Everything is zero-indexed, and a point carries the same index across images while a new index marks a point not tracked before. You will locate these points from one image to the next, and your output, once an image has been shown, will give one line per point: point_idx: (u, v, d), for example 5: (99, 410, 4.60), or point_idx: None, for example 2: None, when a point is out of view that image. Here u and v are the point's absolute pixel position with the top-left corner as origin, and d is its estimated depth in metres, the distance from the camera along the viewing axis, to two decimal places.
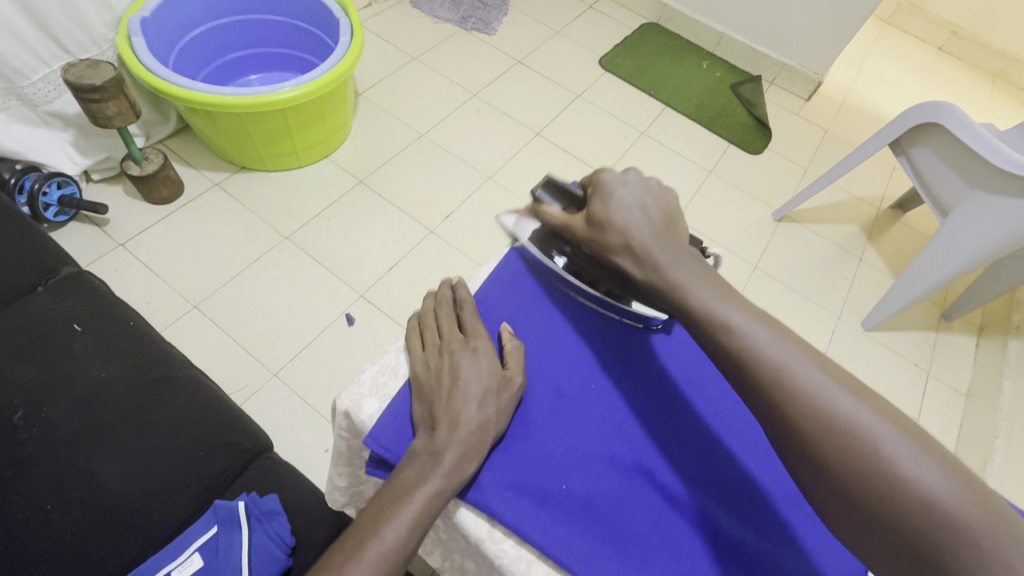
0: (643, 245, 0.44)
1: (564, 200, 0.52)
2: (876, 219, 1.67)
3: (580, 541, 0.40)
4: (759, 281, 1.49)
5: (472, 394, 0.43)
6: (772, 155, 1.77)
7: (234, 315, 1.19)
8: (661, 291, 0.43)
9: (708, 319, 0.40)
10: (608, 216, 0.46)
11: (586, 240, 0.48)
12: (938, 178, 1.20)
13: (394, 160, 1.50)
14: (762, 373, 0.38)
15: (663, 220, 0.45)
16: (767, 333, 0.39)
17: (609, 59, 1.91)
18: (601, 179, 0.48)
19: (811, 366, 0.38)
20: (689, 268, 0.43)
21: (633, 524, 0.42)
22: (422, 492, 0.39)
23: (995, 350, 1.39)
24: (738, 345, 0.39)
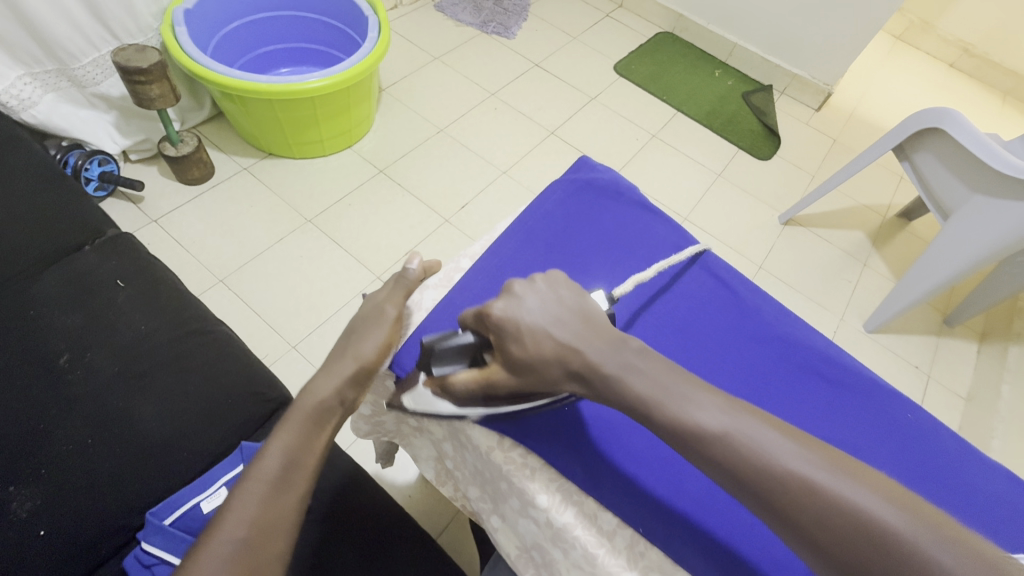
0: (587, 363, 0.38)
1: (463, 356, 0.42)
2: (882, 226, 1.70)
3: (581, 452, 0.43)
4: (763, 280, 1.52)
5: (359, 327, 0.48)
6: (781, 162, 1.81)
7: (257, 290, 1.25)
8: (628, 405, 0.36)
9: (687, 429, 0.34)
10: (532, 355, 0.38)
11: (517, 385, 0.39)
12: (940, 182, 1.24)
13: (413, 153, 1.57)
14: (762, 481, 0.32)
15: (581, 321, 0.39)
16: (757, 427, 0.34)
17: (624, 65, 1.97)
18: (498, 320, 0.39)
19: (791, 447, 0.33)
20: (645, 367, 0.37)
21: (630, 443, 0.44)
22: (290, 420, 0.42)
23: (995, 355, 1.41)
24: (732, 453, 0.33)
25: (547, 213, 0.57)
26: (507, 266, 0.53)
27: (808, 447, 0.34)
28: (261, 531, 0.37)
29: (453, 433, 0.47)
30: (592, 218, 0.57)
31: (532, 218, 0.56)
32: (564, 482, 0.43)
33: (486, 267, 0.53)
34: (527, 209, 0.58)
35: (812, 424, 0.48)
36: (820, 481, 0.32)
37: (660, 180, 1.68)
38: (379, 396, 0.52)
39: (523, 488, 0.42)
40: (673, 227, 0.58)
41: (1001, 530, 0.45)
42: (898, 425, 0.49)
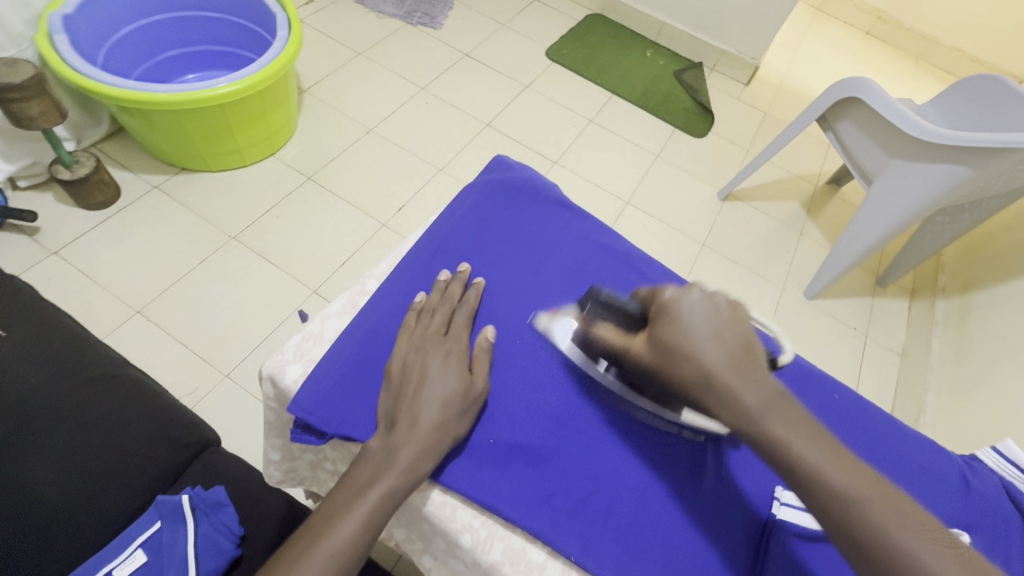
0: (728, 388, 0.35)
1: (617, 316, 0.43)
2: (815, 195, 1.75)
3: (509, 482, 0.40)
4: (707, 257, 1.54)
5: (436, 393, 0.39)
6: (716, 138, 1.83)
7: (180, 319, 1.16)
8: (758, 441, 0.35)
9: (814, 479, 0.34)
10: (680, 344, 0.36)
11: (643, 360, 0.38)
12: (862, 150, 1.27)
13: (342, 156, 1.49)
14: (874, 549, 0.32)
15: (743, 351, 0.36)
16: (882, 502, 0.33)
17: (555, 50, 1.94)
18: (666, 300, 0.39)
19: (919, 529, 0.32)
20: (786, 413, 0.35)
21: (562, 463, 0.42)
22: (380, 488, 0.35)
23: (924, 311, 1.48)
24: (850, 516, 0.33)
25: (461, 222, 0.53)
26: (417, 279, 0.48)
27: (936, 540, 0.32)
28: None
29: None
30: (507, 217, 0.54)
31: (444, 225, 0.53)
32: (490, 516, 0.40)
33: (394, 284, 0.48)
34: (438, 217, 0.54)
35: None
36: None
37: (600, 165, 1.67)
38: (287, 438, 0.47)
39: (445, 529, 0.39)
40: (594, 224, 0.56)
41: (934, 503, 0.45)
42: (828, 408, 0.49)
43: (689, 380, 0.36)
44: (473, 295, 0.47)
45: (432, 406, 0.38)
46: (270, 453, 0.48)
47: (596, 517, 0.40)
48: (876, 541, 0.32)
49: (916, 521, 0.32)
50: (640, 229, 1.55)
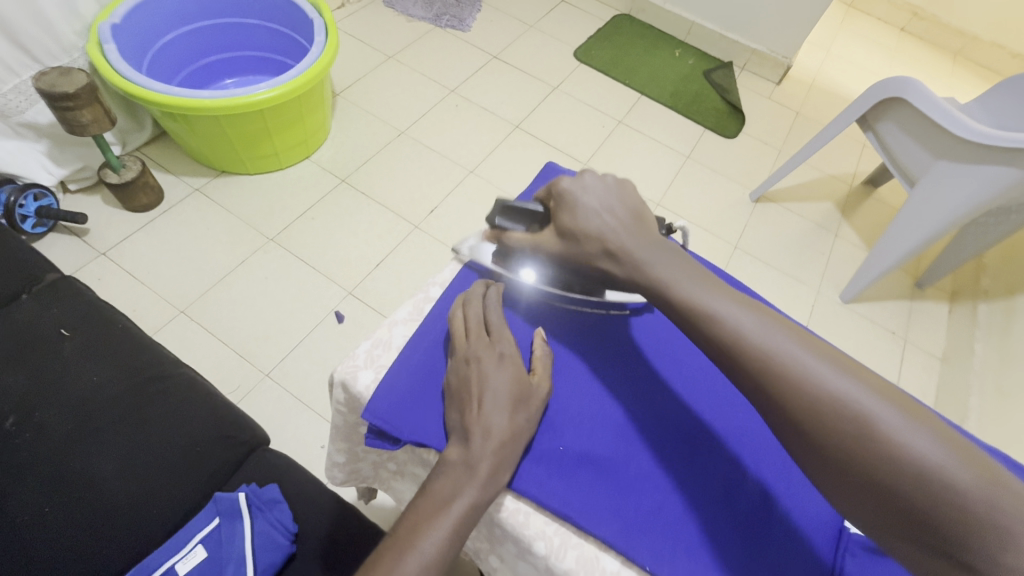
0: (622, 246, 0.43)
1: (524, 220, 0.49)
2: (849, 195, 1.72)
3: (579, 491, 0.40)
4: (739, 259, 1.52)
5: (495, 404, 0.39)
6: (747, 139, 1.81)
7: (221, 319, 1.19)
8: (647, 285, 0.42)
9: (690, 307, 0.40)
10: (581, 225, 0.44)
11: (553, 249, 0.46)
12: (904, 151, 1.25)
13: (375, 158, 1.51)
14: (754, 362, 0.37)
15: (632, 217, 0.45)
16: (753, 316, 0.39)
17: (583, 50, 1.94)
18: (561, 193, 0.46)
19: (794, 347, 0.37)
20: (665, 259, 0.42)
21: (630, 471, 0.42)
22: (459, 501, 0.36)
23: (966, 315, 1.45)
24: (724, 331, 0.38)
25: None
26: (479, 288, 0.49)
27: (809, 348, 0.37)
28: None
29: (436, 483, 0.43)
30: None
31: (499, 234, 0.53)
32: (562, 524, 0.40)
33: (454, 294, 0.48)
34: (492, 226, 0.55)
35: None
36: (813, 372, 0.36)
37: (630, 167, 1.66)
38: (354, 441, 0.47)
39: (518, 536, 0.39)
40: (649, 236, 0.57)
41: None
42: None
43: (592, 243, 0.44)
44: (494, 293, 0.46)
45: (498, 416, 0.39)
46: (335, 456, 0.49)
47: (666, 528, 0.40)
48: (757, 361, 0.37)
49: (789, 332, 0.38)
50: None
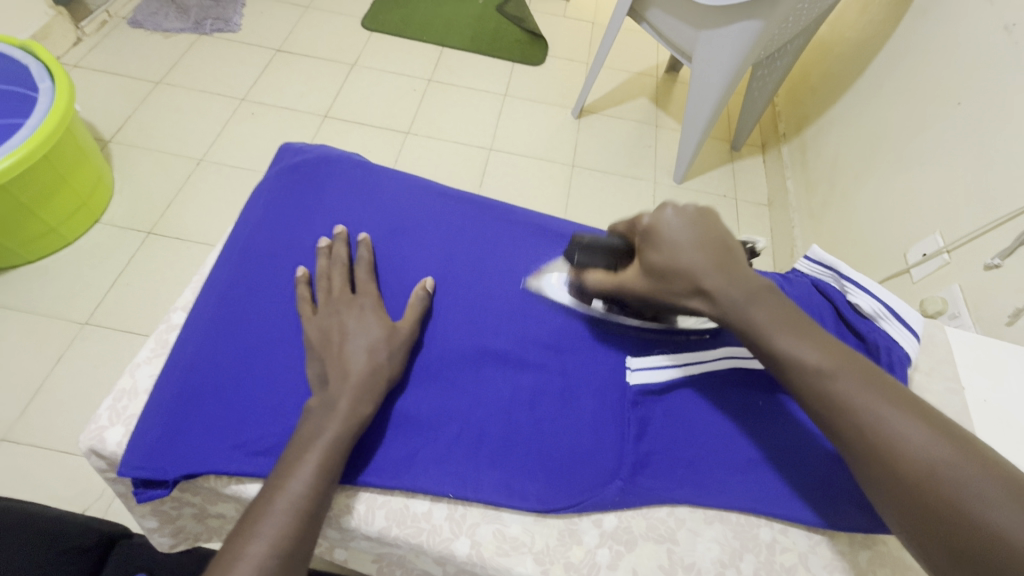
0: (716, 287, 0.46)
1: (605, 259, 0.54)
2: (658, 86, 1.83)
3: (395, 448, 0.49)
4: (580, 176, 1.58)
5: (358, 347, 0.49)
6: (554, 61, 1.85)
7: (56, 428, 1.04)
8: (744, 327, 0.46)
9: (797, 363, 0.44)
10: (667, 264, 0.48)
11: (634, 286, 0.50)
12: (675, 31, 1.35)
13: (179, 197, 1.36)
14: (852, 416, 0.41)
15: (721, 251, 0.47)
16: (865, 386, 0.41)
17: (370, 18, 1.85)
18: (647, 229, 0.50)
19: (892, 409, 0.40)
20: (769, 305, 0.46)
21: (428, 415, 0.51)
22: (321, 437, 0.44)
23: (775, 159, 1.62)
24: (832, 386, 0.42)
25: (253, 228, 0.60)
26: (229, 286, 0.56)
27: (909, 410, 0.40)
28: (287, 558, 0.39)
29: (237, 502, 0.48)
30: (317, 227, 0.61)
31: (258, 248, 0.59)
32: (366, 493, 0.47)
33: (230, 316, 0.54)
34: (243, 238, 0.60)
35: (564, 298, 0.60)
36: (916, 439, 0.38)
37: (453, 122, 1.64)
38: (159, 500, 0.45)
39: (330, 516, 0.47)
40: (393, 175, 0.67)
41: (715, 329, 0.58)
42: None
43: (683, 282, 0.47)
44: (365, 251, 0.58)
45: (358, 356, 0.48)
46: (146, 522, 0.52)
47: (471, 448, 0.50)
48: (856, 410, 0.41)
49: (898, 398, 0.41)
50: (510, 170, 1.56)
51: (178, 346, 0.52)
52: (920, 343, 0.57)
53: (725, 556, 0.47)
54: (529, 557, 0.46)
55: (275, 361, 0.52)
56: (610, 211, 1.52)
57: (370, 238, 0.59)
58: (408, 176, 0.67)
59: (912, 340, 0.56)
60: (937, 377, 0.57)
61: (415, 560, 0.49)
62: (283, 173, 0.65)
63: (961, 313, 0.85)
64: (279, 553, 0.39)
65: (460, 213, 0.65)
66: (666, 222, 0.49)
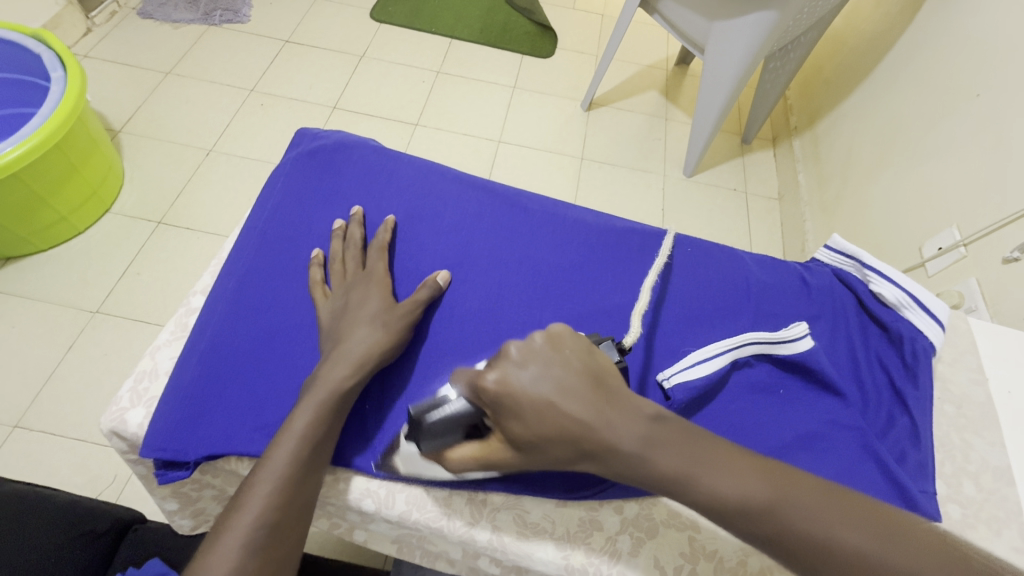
0: (606, 441, 0.38)
1: (455, 428, 0.41)
2: (668, 79, 1.82)
3: (400, 433, 0.49)
4: (589, 169, 1.57)
5: (359, 320, 0.50)
6: (564, 53, 1.84)
7: (69, 415, 1.05)
8: (657, 479, 0.37)
9: (722, 501, 0.36)
10: (539, 433, 0.37)
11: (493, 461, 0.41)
12: (688, 23, 1.34)
13: (189, 188, 1.36)
14: (805, 551, 0.35)
15: (588, 383, 0.39)
16: (800, 505, 0.36)
17: (379, 9, 1.84)
18: (495, 397, 0.38)
19: (838, 525, 0.35)
20: (664, 435, 0.38)
21: None
22: (302, 413, 0.44)
23: (786, 153, 1.61)
24: (765, 522, 0.36)
25: (270, 211, 0.60)
26: (247, 269, 0.56)
27: (853, 517, 0.35)
28: (273, 528, 0.39)
29: None
30: (334, 213, 0.61)
31: (276, 232, 0.59)
32: (384, 477, 0.48)
33: (248, 301, 0.54)
34: (260, 223, 0.59)
35: (581, 285, 0.59)
36: (863, 548, 0.34)
37: (461, 114, 1.63)
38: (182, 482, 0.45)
39: (349, 500, 0.47)
40: (409, 160, 0.66)
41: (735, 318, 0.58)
42: (647, 269, 0.61)
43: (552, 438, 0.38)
44: (384, 233, 0.58)
45: (359, 331, 0.49)
46: (166, 504, 0.52)
47: None
48: (809, 541, 0.35)
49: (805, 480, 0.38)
50: (519, 163, 1.55)
51: (196, 327, 0.53)
52: (944, 333, 0.56)
53: (747, 544, 0.47)
54: (551, 543, 0.46)
55: (292, 343, 0.52)
56: (619, 204, 1.52)
57: (395, 220, 0.60)
58: (425, 162, 0.67)
59: (936, 329, 0.55)
60: (960, 368, 0.56)
61: (434, 544, 0.49)
62: (301, 157, 0.64)
63: (978, 306, 0.84)
64: (263, 524, 0.39)
65: (476, 200, 0.64)
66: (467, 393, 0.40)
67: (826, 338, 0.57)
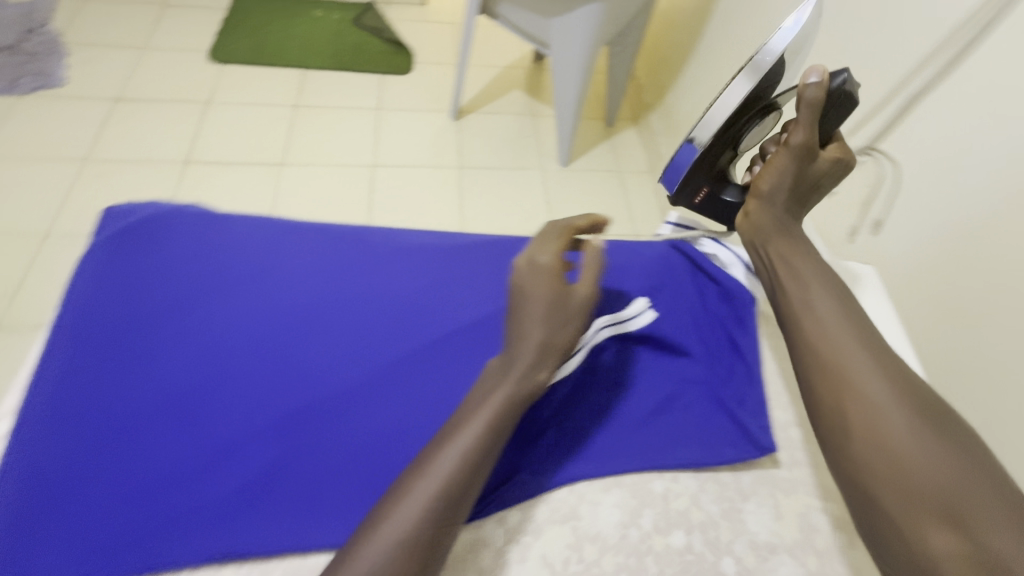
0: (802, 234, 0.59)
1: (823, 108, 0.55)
2: (528, 77, 1.88)
3: (245, 509, 0.47)
4: (470, 176, 1.59)
5: (484, 404, 0.46)
6: (424, 66, 1.84)
7: None
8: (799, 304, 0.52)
9: (826, 343, 0.48)
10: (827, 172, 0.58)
11: (452, 486, 0.43)
12: (528, 21, 1.39)
13: (27, 281, 1.21)
14: (856, 390, 0.45)
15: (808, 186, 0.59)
16: (872, 367, 0.46)
17: (218, 50, 1.73)
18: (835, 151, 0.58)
19: (885, 389, 0.45)
20: (812, 290, 0.52)
21: (286, 465, 0.50)
22: None
23: (647, 128, 1.73)
24: (839, 367, 0.47)
25: (87, 309, 0.59)
26: (63, 374, 0.54)
27: (904, 386, 0.45)
28: None
29: None
30: (159, 297, 0.61)
31: (95, 329, 0.58)
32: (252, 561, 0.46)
33: (67, 409, 0.52)
34: (77, 322, 0.58)
35: (425, 316, 0.62)
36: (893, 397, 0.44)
37: (330, 144, 1.58)
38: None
39: None
40: (238, 230, 0.69)
41: None
42: (488, 286, 0.66)
43: (805, 184, 0.57)
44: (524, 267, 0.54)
45: (477, 415, 0.46)
46: None
47: (330, 491, 0.49)
48: (861, 382, 0.46)
49: (862, 350, 0.47)
50: (399, 183, 1.54)
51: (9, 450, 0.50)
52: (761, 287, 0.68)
53: (626, 518, 0.49)
54: None
55: (122, 442, 0.51)
56: (505, 205, 1.55)
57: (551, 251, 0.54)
58: (254, 229, 0.69)
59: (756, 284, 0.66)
60: None
61: None
62: (117, 246, 0.64)
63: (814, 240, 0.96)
64: None
65: (310, 255, 0.67)
66: (807, 94, 0.54)
67: (666, 306, 0.64)
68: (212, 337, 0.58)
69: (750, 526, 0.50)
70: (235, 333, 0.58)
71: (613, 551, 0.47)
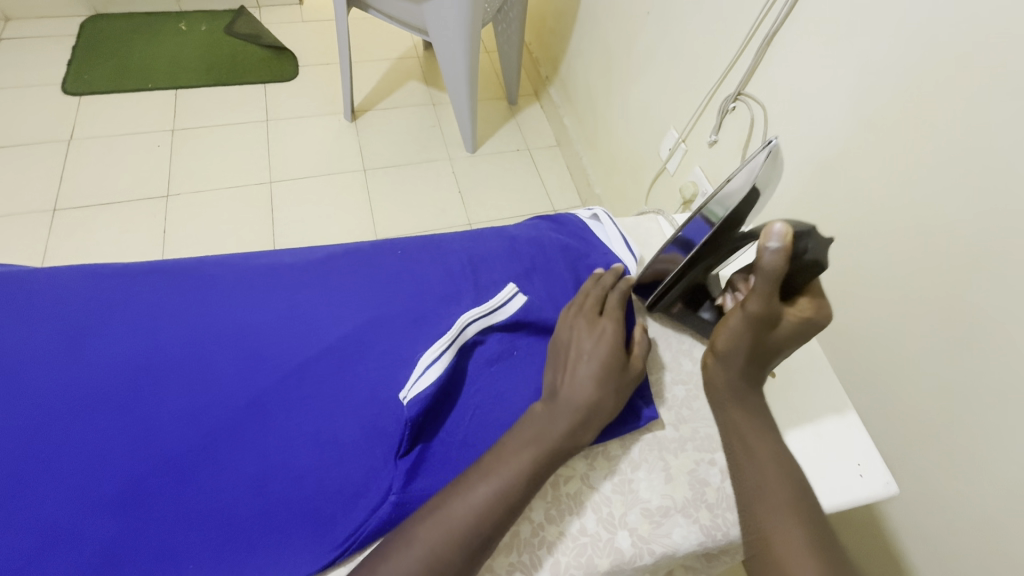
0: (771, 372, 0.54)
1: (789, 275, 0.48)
2: (422, 66, 1.82)
3: None
4: (376, 178, 1.53)
5: (489, 478, 0.46)
6: (308, 69, 1.74)
7: None
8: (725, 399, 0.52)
9: (732, 428, 0.50)
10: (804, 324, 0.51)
11: (444, 538, 0.43)
12: (402, 10, 1.33)
13: None
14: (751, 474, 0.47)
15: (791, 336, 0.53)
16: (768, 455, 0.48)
17: (71, 80, 1.57)
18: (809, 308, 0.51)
19: (784, 478, 0.47)
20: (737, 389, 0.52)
21: (145, 538, 0.45)
22: None
23: (548, 102, 1.71)
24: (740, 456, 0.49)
25: None
26: None
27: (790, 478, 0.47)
28: None
29: None
30: None
31: None
32: None
33: None
34: None
35: (295, 338, 0.56)
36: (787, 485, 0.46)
37: (217, 166, 1.47)
38: None
39: None
40: (60, 272, 0.59)
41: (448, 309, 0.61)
42: (361, 290, 0.61)
43: (764, 348, 0.51)
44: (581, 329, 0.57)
45: (483, 484, 0.46)
46: None
47: (200, 557, 0.45)
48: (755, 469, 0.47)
49: (766, 444, 0.49)
50: (300, 196, 1.46)
51: None
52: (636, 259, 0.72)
53: None
54: None
55: None
56: (416, 202, 1.50)
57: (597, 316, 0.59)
58: (82, 268, 0.60)
59: (630, 259, 0.70)
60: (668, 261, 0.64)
61: None
62: None
63: (707, 189, 0.99)
64: None
65: (154, 287, 0.58)
66: (766, 259, 0.47)
67: (541, 291, 0.64)
68: (37, 398, 0.49)
69: (641, 494, 0.54)
70: (48, 403, 0.49)
71: (505, 551, 0.50)
